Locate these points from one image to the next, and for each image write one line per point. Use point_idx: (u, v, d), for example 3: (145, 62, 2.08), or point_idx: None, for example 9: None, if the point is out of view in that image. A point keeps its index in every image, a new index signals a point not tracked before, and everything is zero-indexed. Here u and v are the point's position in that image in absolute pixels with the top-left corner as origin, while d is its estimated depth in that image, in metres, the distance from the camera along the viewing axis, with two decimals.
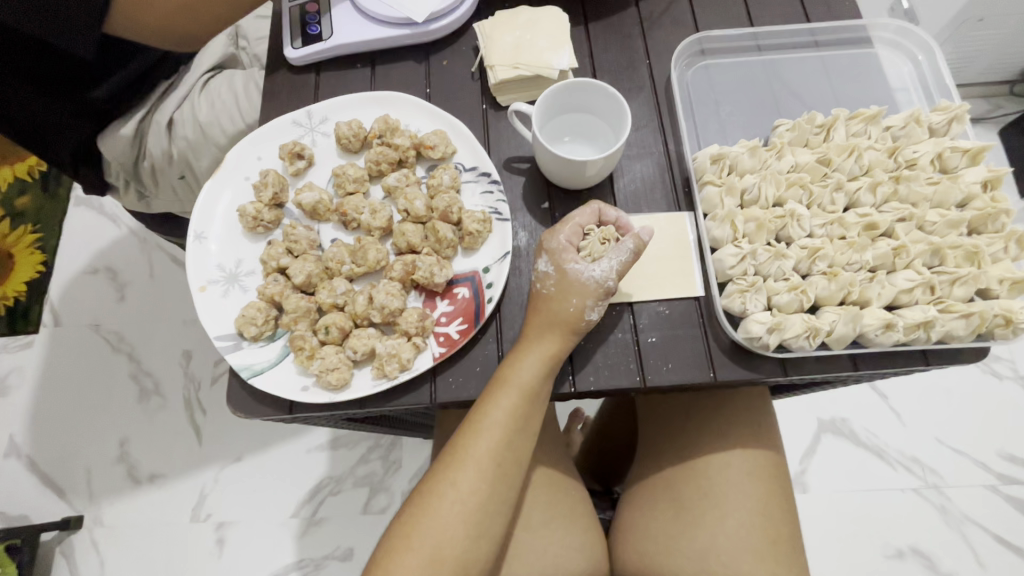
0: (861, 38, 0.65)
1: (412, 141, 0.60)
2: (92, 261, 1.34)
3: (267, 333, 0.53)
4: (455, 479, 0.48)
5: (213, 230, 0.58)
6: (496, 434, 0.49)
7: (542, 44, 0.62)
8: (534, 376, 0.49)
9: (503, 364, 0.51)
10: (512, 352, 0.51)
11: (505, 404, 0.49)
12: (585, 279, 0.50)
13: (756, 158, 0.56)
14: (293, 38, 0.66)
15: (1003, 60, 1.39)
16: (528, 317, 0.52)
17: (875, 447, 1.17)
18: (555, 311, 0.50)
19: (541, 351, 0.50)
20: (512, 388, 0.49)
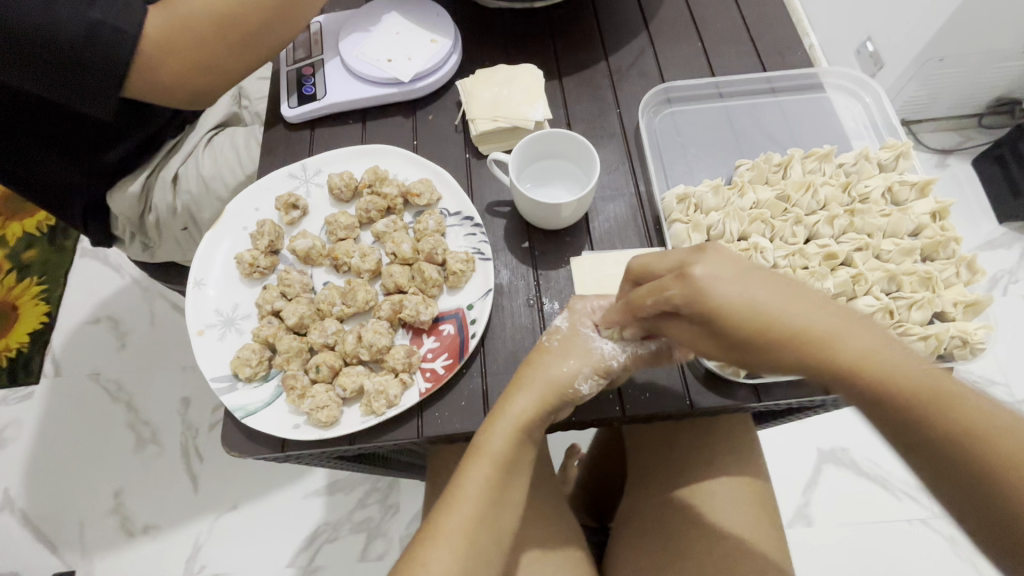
0: (815, 84, 0.71)
1: (399, 190, 0.64)
2: (95, 311, 1.38)
3: (261, 373, 0.55)
4: (427, 559, 0.47)
5: (211, 276, 0.61)
6: (472, 502, 0.49)
7: (518, 99, 0.67)
8: (506, 443, 0.50)
9: (478, 429, 0.52)
10: (486, 420, 0.52)
11: (477, 477, 0.50)
12: (592, 347, 0.52)
13: (720, 196, 0.60)
14: (290, 98, 0.72)
15: (966, 97, 1.47)
16: (512, 382, 0.53)
17: (880, 477, 1.17)
18: (550, 372, 0.52)
19: (513, 419, 0.51)
20: (485, 458, 0.50)
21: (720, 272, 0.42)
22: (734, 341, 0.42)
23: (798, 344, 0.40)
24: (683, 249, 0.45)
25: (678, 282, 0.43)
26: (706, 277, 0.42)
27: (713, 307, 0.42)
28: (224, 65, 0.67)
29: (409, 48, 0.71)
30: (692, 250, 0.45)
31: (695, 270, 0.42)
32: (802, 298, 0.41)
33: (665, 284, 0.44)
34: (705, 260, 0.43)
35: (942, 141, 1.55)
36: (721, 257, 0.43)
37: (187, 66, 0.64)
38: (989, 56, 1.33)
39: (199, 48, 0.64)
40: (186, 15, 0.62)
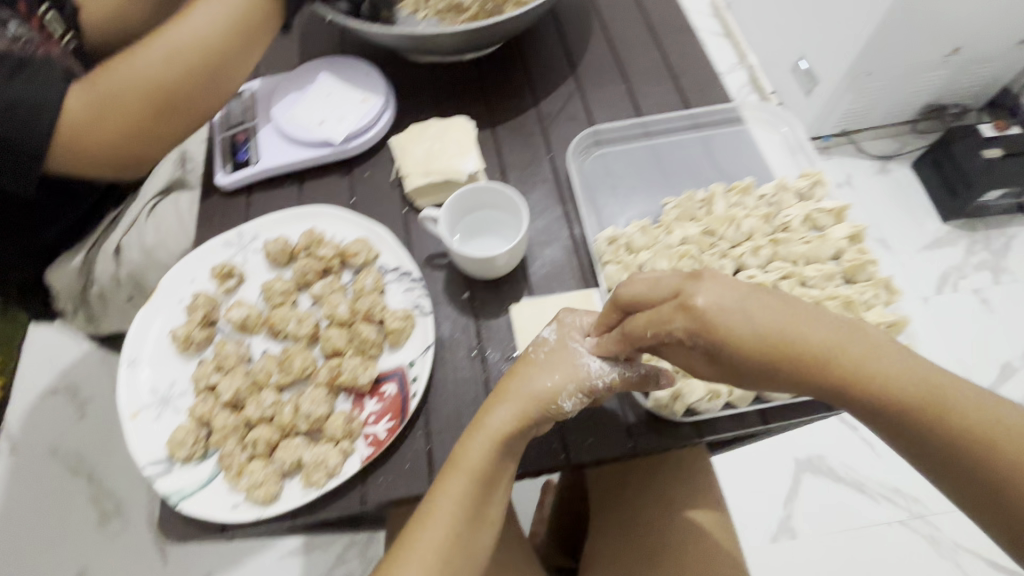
0: (735, 117, 0.74)
1: (336, 251, 0.64)
2: (53, 381, 1.33)
3: (197, 453, 0.54)
4: None
5: (145, 354, 0.60)
6: (449, 512, 0.49)
7: (451, 152, 0.69)
8: (484, 458, 0.50)
9: (455, 446, 0.51)
10: (463, 436, 0.51)
11: (457, 488, 0.49)
12: (580, 366, 0.51)
13: (648, 235, 0.62)
14: (225, 166, 0.72)
15: (900, 105, 1.54)
16: (491, 399, 0.52)
17: (856, 482, 1.18)
18: (531, 389, 0.51)
19: (491, 433, 0.50)
20: (463, 473, 0.49)
21: (725, 299, 0.44)
22: (752, 367, 0.44)
23: (819, 365, 0.42)
24: (676, 277, 0.46)
25: (681, 313, 0.44)
26: (713, 307, 0.43)
27: (723, 335, 0.44)
28: (158, 128, 0.66)
29: (340, 109, 0.73)
30: (687, 277, 0.46)
31: (699, 301, 0.44)
32: (807, 320, 0.44)
33: (669, 316, 0.45)
34: (703, 288, 0.44)
35: (883, 147, 1.61)
36: (721, 285, 0.44)
37: (112, 134, 0.63)
38: (915, 67, 1.40)
39: (128, 114, 0.63)
40: (115, 86, 0.63)
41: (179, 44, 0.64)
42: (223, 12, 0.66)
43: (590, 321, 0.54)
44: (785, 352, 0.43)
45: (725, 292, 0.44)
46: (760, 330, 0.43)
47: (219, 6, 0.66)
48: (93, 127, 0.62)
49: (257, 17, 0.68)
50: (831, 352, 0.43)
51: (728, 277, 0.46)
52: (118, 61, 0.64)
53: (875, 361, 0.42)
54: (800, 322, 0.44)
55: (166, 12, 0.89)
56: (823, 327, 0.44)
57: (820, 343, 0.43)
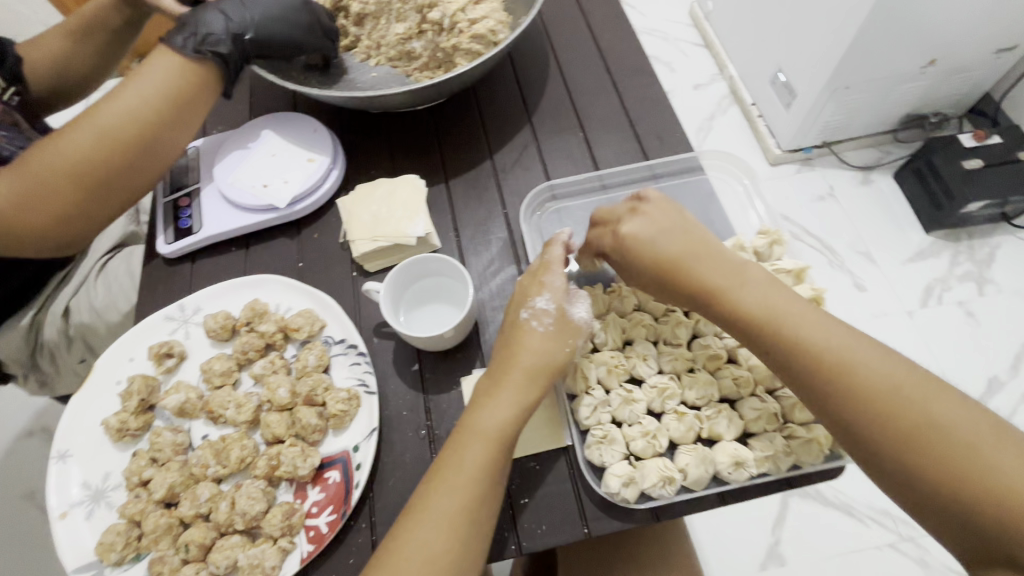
0: (694, 166, 0.72)
1: (278, 325, 0.62)
2: (29, 424, 1.31)
3: (130, 556, 0.51)
4: None
5: (78, 445, 0.57)
6: (471, 476, 0.47)
7: (398, 215, 0.66)
8: (502, 425, 0.49)
9: (469, 410, 0.51)
10: (480, 399, 0.51)
11: (477, 454, 0.48)
12: (576, 320, 0.53)
13: (601, 301, 0.59)
14: (166, 233, 0.69)
15: (882, 115, 1.48)
16: (510, 351, 0.52)
17: (845, 505, 1.15)
18: (549, 349, 0.51)
19: (513, 402, 0.50)
20: (480, 437, 0.49)
21: (641, 230, 0.54)
22: (654, 281, 0.54)
23: (693, 288, 0.51)
24: (621, 209, 0.57)
25: (613, 235, 0.56)
26: (631, 232, 0.54)
27: (636, 255, 0.54)
28: (92, 210, 0.64)
29: (284, 171, 0.70)
30: (631, 208, 0.56)
31: (622, 228, 0.55)
32: (698, 254, 0.52)
33: (602, 235, 0.57)
34: (634, 219, 0.55)
35: (863, 158, 1.57)
36: (645, 219, 0.54)
37: (45, 217, 0.61)
38: (894, 78, 1.33)
39: (56, 198, 0.61)
40: (40, 169, 0.60)
41: (109, 120, 0.62)
42: (157, 85, 0.64)
43: (564, 255, 0.56)
44: (669, 272, 0.52)
45: (643, 223, 0.54)
46: (655, 254, 0.53)
47: (153, 79, 0.64)
48: (21, 213, 0.60)
49: (192, 87, 0.65)
50: (706, 273, 0.51)
51: (659, 212, 0.55)
52: (49, 142, 0.62)
53: (737, 284, 0.50)
54: (692, 253, 0.52)
55: (109, 61, 0.86)
56: (708, 268, 0.51)
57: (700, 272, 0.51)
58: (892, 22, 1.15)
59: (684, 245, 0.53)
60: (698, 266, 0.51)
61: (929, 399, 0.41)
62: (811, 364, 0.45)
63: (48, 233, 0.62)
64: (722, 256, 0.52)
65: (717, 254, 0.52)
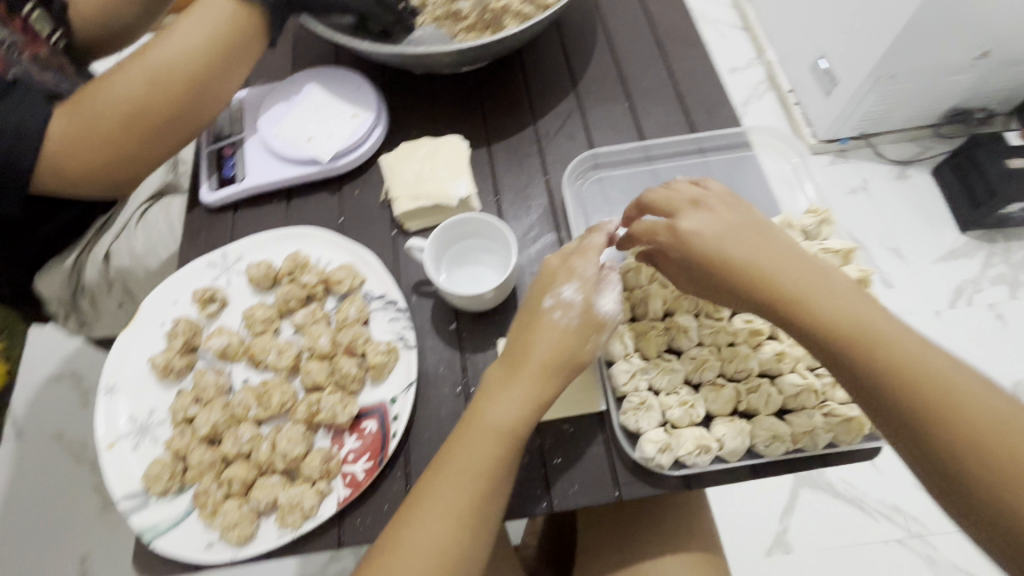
0: (741, 142, 0.70)
1: (320, 278, 0.63)
2: (58, 369, 1.35)
3: (174, 488, 0.53)
4: None
5: (125, 380, 0.59)
6: (471, 477, 0.47)
7: (440, 175, 0.66)
8: (507, 420, 0.48)
9: (477, 403, 0.50)
10: (488, 393, 0.50)
11: (484, 450, 0.48)
12: (602, 313, 0.51)
13: (644, 272, 0.59)
14: (210, 181, 0.70)
15: (924, 108, 1.43)
16: (525, 340, 0.51)
17: (855, 498, 1.15)
18: (567, 343, 0.50)
19: (521, 397, 0.49)
20: (484, 432, 0.48)
21: (705, 227, 0.50)
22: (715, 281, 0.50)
23: (756, 287, 0.47)
24: (680, 202, 0.53)
25: (668, 231, 0.52)
26: (690, 227, 0.50)
27: (696, 254, 0.50)
28: (140, 155, 0.64)
29: (329, 125, 0.70)
30: (689, 202, 0.53)
31: (682, 223, 0.51)
32: (765, 251, 0.48)
33: (656, 229, 0.53)
34: (693, 216, 0.51)
35: (900, 153, 1.51)
36: (712, 214, 0.50)
37: (95, 159, 0.62)
38: (942, 69, 1.28)
39: (106, 140, 0.61)
40: (94, 111, 0.61)
41: (160, 64, 0.62)
42: (207, 30, 0.64)
43: (603, 244, 0.55)
44: (739, 271, 0.48)
45: (707, 220, 0.50)
46: (720, 251, 0.49)
47: (205, 25, 0.64)
48: (73, 154, 0.61)
49: (240, 35, 0.65)
50: (771, 271, 0.47)
51: (723, 210, 0.51)
52: (101, 84, 0.62)
53: (811, 285, 0.46)
54: (759, 252, 0.48)
55: (153, 8, 0.85)
56: (775, 267, 0.47)
57: (765, 270, 0.47)
58: (949, 8, 1.10)
59: (749, 241, 0.49)
60: (762, 262, 0.47)
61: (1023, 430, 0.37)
62: (889, 379, 0.41)
63: (98, 175, 0.63)
64: (796, 256, 0.48)
65: (792, 256, 0.48)
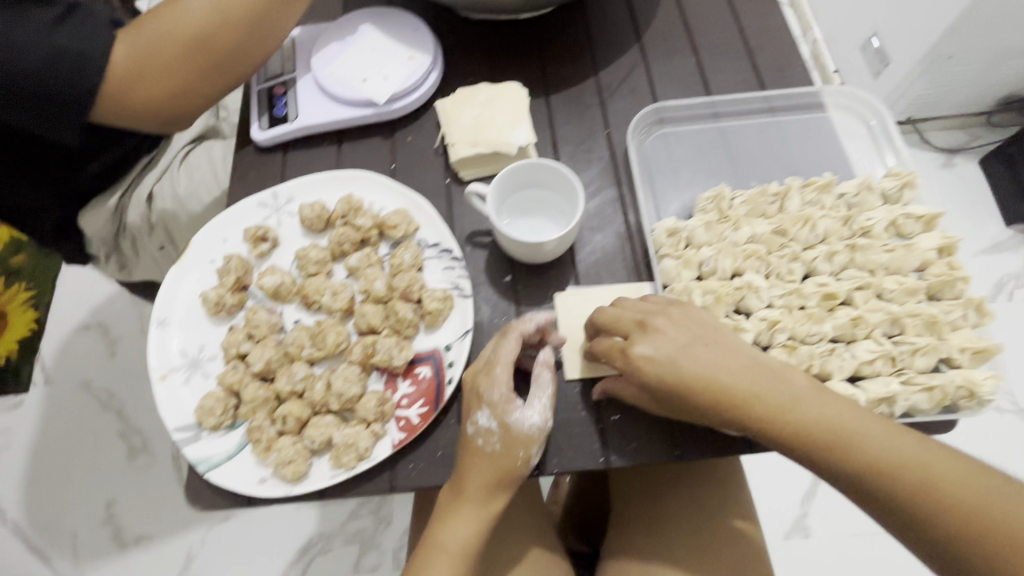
0: (815, 103, 0.67)
1: (374, 222, 0.61)
2: (86, 317, 1.37)
3: (226, 423, 0.52)
4: None
5: (176, 315, 0.58)
6: (460, 550, 0.49)
7: (500, 122, 0.63)
8: (465, 542, 0.49)
9: (432, 526, 0.51)
10: (440, 514, 0.50)
11: (468, 521, 0.49)
12: (527, 429, 0.49)
13: (712, 231, 0.57)
14: (261, 119, 0.68)
15: (977, 94, 1.35)
16: (460, 472, 0.50)
17: None
18: (500, 468, 0.49)
19: (475, 516, 0.49)
20: (445, 557, 0.49)
21: (663, 360, 0.46)
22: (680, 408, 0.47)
23: (734, 414, 0.45)
24: (628, 321, 0.49)
25: (623, 355, 0.47)
26: (648, 354, 0.46)
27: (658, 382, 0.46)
28: (199, 88, 0.62)
29: (384, 66, 0.68)
30: (636, 323, 0.48)
31: (636, 350, 0.46)
32: (728, 367, 0.46)
33: (612, 352, 0.48)
34: (647, 338, 0.47)
35: (947, 140, 1.43)
36: (663, 337, 0.47)
37: (155, 90, 0.60)
38: (1004, 53, 1.19)
39: (167, 69, 0.59)
40: (155, 38, 0.59)
41: None
42: None
43: (515, 354, 0.51)
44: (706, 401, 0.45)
45: (663, 344, 0.46)
46: (681, 381, 0.45)
47: None
48: (133, 83, 0.59)
49: None
50: (742, 387, 0.45)
51: (674, 327, 0.48)
52: (162, 10, 0.60)
53: (781, 398, 0.45)
54: (725, 372, 0.46)
55: None
56: (743, 381, 0.45)
57: (738, 389, 0.45)
58: None
59: (712, 360, 0.46)
60: (731, 380, 0.45)
61: (979, 487, 0.41)
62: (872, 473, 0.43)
63: (157, 107, 0.62)
64: (758, 365, 0.46)
65: (743, 363, 0.47)
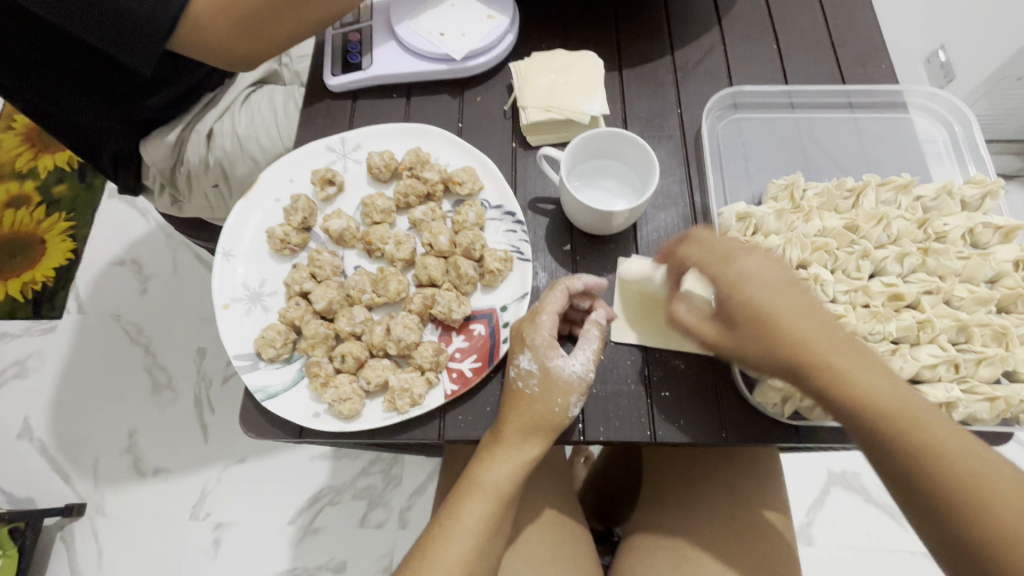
0: (895, 103, 0.66)
1: (440, 176, 0.61)
2: (121, 252, 1.39)
3: (284, 355, 0.54)
4: (441, 555, 0.48)
5: (240, 248, 0.59)
6: (498, 489, 0.50)
7: (575, 90, 0.63)
8: (508, 481, 0.50)
9: (473, 466, 0.51)
10: (482, 453, 0.51)
11: (508, 464, 0.50)
12: (566, 376, 0.50)
13: (783, 220, 0.56)
14: (334, 65, 0.68)
15: None
16: (503, 412, 0.51)
17: (889, 507, 1.09)
18: (540, 411, 0.49)
19: (516, 458, 0.50)
20: (482, 493, 0.50)
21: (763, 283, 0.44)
22: (756, 340, 0.44)
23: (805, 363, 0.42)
24: (730, 248, 0.47)
25: (719, 268, 0.46)
26: (747, 273, 0.45)
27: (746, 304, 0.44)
28: (274, 31, 0.64)
29: (463, 24, 0.67)
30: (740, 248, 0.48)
31: (740, 262, 0.46)
32: (813, 316, 0.43)
33: (707, 263, 0.47)
34: (748, 261, 0.46)
35: (1002, 166, 1.27)
36: (767, 262, 0.45)
37: (233, 28, 0.62)
38: None
39: (248, 10, 0.60)
40: None
41: None
42: None
43: (562, 306, 0.51)
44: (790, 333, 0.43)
45: (762, 269, 0.45)
46: (768, 307, 0.44)
47: None
48: (214, 18, 0.61)
49: None
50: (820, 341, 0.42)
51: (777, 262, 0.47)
52: None
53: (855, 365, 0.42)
54: (809, 317, 0.43)
55: None
56: (823, 335, 0.43)
57: (814, 340, 0.42)
58: None
59: (799, 304, 0.44)
60: (809, 329, 0.43)
61: None
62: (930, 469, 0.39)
63: (232, 44, 0.63)
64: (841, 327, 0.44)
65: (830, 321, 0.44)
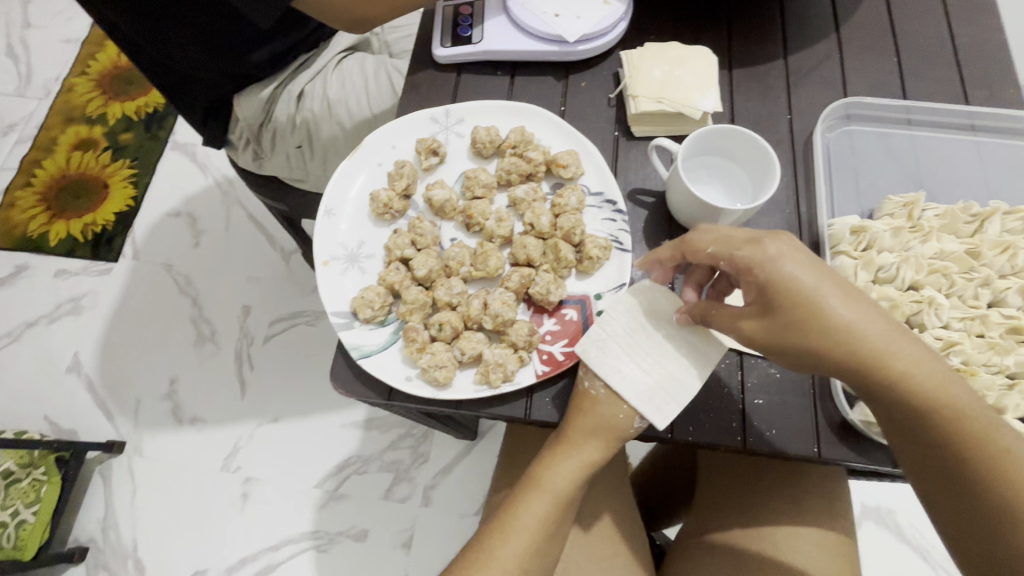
0: (1020, 130, 0.62)
1: (544, 157, 0.61)
2: (177, 205, 1.42)
3: (380, 317, 0.54)
4: (501, 552, 0.48)
5: (342, 208, 0.59)
6: (561, 490, 0.50)
7: (689, 84, 0.62)
8: (571, 482, 0.50)
9: (538, 466, 0.52)
10: (546, 453, 0.51)
11: (569, 467, 0.50)
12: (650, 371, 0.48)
13: (898, 239, 0.55)
14: (444, 36, 0.67)
15: None
16: (568, 416, 0.51)
17: (923, 548, 1.06)
18: (604, 414, 0.49)
19: (580, 459, 0.50)
20: (543, 493, 0.50)
21: (802, 272, 0.41)
22: (794, 334, 0.42)
23: (842, 353, 0.41)
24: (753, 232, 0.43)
25: (747, 250, 0.43)
26: (780, 259, 0.42)
27: (790, 297, 0.41)
28: None
29: (578, 7, 0.67)
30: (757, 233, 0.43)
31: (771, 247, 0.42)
32: (840, 307, 0.41)
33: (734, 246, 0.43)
34: (777, 244, 0.42)
35: None
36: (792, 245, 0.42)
37: None
38: None
39: None
40: None
41: None
42: None
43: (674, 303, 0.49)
44: (830, 330, 0.41)
45: (794, 258, 0.42)
46: (807, 292, 0.41)
47: None
48: None
49: None
50: (855, 330, 0.41)
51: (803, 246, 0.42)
52: None
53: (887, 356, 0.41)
54: (836, 304, 0.41)
55: None
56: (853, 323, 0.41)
57: (846, 328, 0.41)
58: None
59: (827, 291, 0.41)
60: (841, 317, 0.41)
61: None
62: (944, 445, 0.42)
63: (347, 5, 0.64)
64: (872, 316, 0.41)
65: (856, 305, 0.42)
